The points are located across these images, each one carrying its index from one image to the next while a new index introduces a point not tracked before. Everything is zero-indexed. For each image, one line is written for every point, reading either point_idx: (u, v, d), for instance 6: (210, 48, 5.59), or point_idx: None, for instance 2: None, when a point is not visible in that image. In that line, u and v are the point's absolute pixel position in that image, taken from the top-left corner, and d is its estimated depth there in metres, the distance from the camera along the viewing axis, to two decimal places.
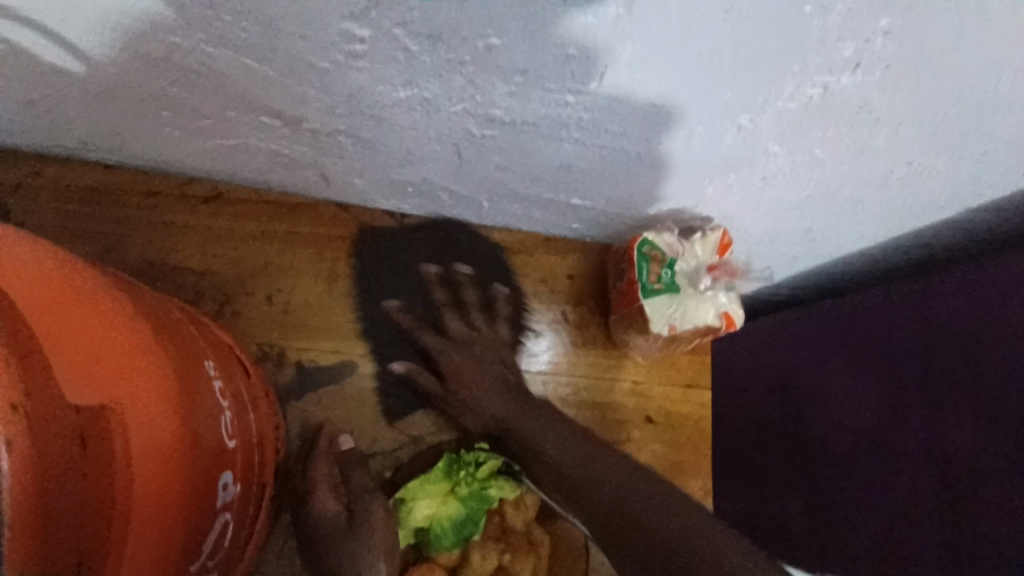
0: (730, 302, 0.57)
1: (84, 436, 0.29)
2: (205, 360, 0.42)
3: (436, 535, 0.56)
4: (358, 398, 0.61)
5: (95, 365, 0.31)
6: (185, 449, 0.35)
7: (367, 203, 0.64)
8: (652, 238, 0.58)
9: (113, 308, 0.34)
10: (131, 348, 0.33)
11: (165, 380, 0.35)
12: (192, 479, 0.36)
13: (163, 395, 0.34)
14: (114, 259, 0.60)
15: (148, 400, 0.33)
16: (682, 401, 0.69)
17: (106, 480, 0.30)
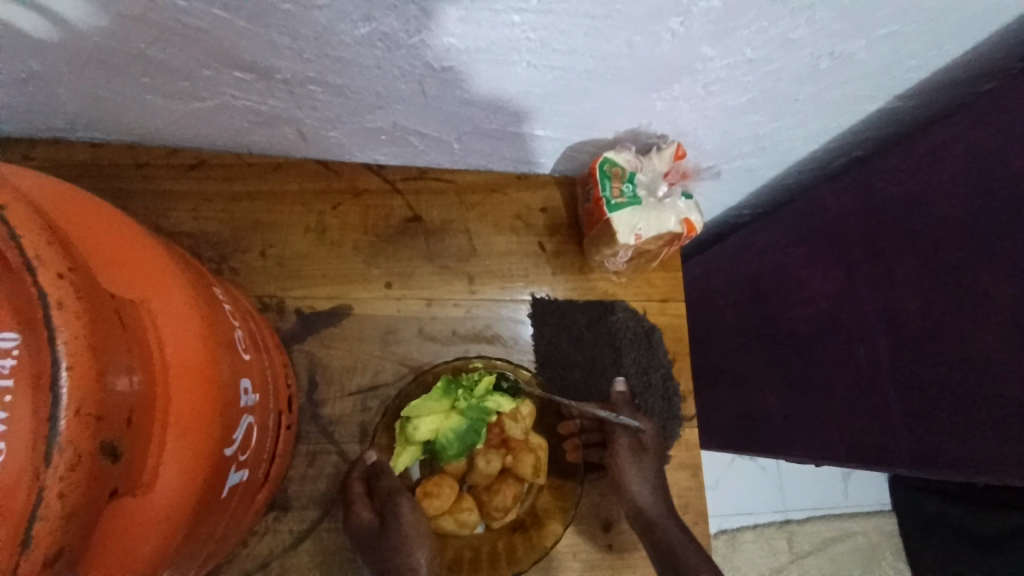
0: (689, 209, 0.62)
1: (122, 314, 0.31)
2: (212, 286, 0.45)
3: (442, 446, 0.59)
4: (358, 336, 0.65)
5: (120, 262, 0.33)
6: (214, 345, 0.37)
7: (345, 156, 0.68)
8: (612, 157, 0.62)
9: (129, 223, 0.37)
10: (151, 253, 0.36)
11: (187, 284, 0.37)
12: (225, 373, 0.38)
13: (187, 294, 0.37)
14: None
15: (176, 296, 0.36)
16: (660, 313, 0.74)
17: (149, 359, 0.32)
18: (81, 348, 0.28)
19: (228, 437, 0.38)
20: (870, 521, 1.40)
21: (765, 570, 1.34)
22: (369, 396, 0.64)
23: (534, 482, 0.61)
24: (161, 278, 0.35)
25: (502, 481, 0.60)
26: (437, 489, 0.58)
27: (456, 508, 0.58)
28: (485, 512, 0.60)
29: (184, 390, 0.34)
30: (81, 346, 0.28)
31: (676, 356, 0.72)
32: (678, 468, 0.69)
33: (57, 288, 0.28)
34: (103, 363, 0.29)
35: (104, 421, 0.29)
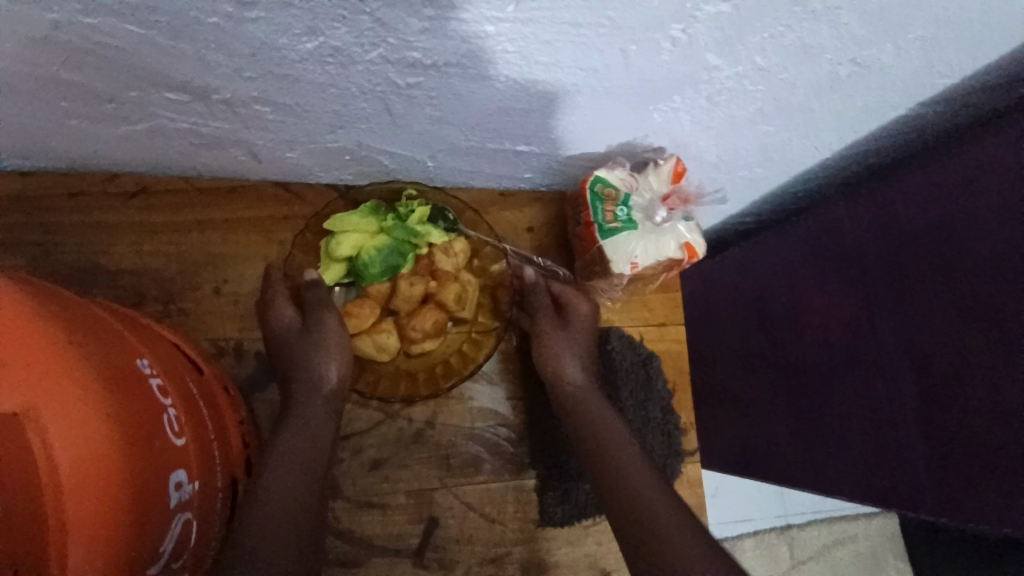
0: (690, 233, 0.56)
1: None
2: (144, 358, 0.38)
3: (363, 263, 0.56)
4: None
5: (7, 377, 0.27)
6: (133, 459, 0.32)
7: (307, 178, 0.61)
8: (603, 175, 0.56)
9: (26, 313, 0.30)
10: (53, 355, 0.29)
11: (101, 387, 0.31)
12: (147, 488, 0.33)
13: (99, 403, 0.30)
14: (45, 269, 0.57)
15: (83, 411, 0.29)
16: (659, 339, 0.68)
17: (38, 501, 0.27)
18: None
19: (147, 557, 0.33)
20: (872, 524, 1.37)
21: None
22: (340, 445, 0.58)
23: (457, 313, 0.59)
24: (64, 391, 0.29)
25: (422, 307, 0.57)
26: (356, 309, 0.57)
27: (375, 330, 0.57)
28: (403, 336, 0.57)
29: (89, 529, 0.29)
30: None
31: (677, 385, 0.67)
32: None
33: None
34: None
35: None
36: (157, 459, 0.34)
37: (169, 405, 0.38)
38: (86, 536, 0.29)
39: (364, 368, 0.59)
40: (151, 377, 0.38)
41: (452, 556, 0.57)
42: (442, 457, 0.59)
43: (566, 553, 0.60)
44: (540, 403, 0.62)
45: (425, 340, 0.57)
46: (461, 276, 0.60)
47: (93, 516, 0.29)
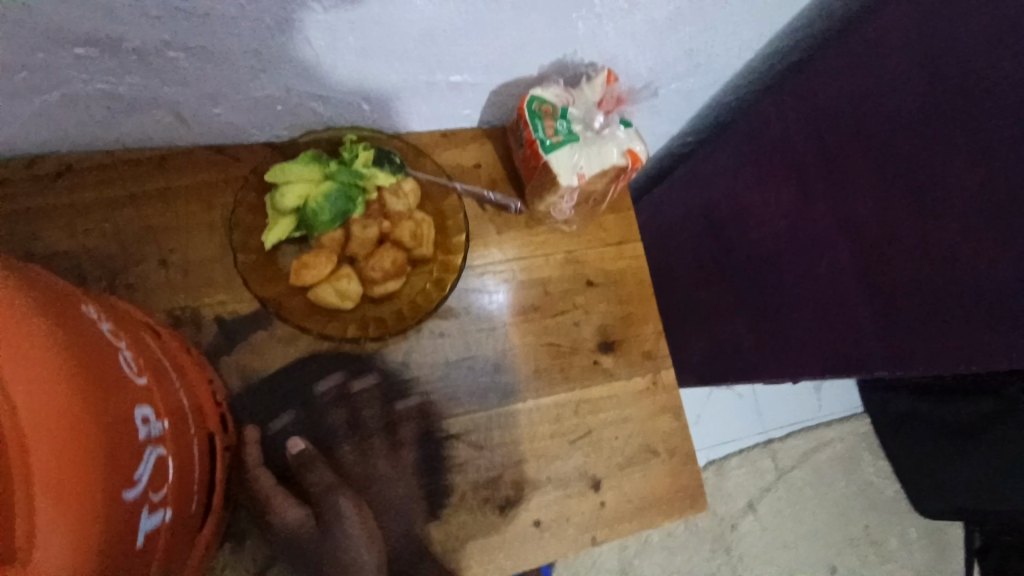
0: (631, 139, 0.57)
1: None
2: (89, 304, 0.38)
3: (312, 211, 0.55)
4: (291, 336, 0.57)
5: None
6: (85, 374, 0.31)
7: (242, 137, 0.59)
8: (539, 93, 0.56)
9: None
10: None
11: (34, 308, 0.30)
12: (105, 407, 0.32)
13: (33, 321, 0.30)
14: None
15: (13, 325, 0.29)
16: (617, 258, 0.70)
17: None
18: None
19: (121, 479, 0.32)
20: (845, 426, 1.45)
21: (753, 491, 1.37)
22: (315, 399, 0.57)
23: (415, 250, 0.59)
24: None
25: (379, 247, 0.57)
26: (311, 258, 0.56)
27: (334, 277, 0.56)
28: (364, 279, 0.57)
29: (38, 437, 0.28)
30: None
31: (640, 297, 0.69)
32: (658, 411, 0.66)
33: None
34: None
35: None
36: (112, 386, 0.33)
37: (122, 346, 0.38)
38: (38, 445, 0.28)
39: (327, 317, 0.58)
40: (98, 320, 0.37)
41: (443, 486, 0.58)
42: (419, 395, 0.60)
43: (556, 467, 0.62)
44: (506, 375, 0.63)
45: (387, 279, 0.58)
46: (414, 215, 0.60)
47: (46, 430, 0.28)
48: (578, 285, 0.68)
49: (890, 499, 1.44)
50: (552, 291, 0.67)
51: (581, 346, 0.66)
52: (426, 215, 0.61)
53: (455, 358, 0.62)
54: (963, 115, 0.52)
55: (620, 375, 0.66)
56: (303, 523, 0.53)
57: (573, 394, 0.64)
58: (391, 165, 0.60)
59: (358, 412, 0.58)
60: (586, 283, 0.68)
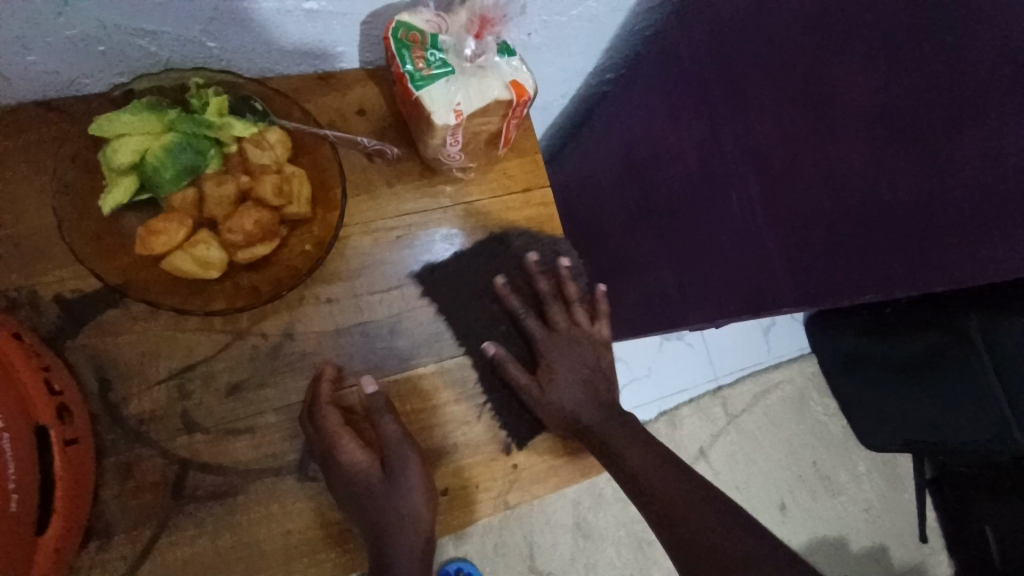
0: (514, 69, 0.51)
1: None
2: None
3: (152, 167, 0.49)
4: (149, 312, 0.51)
5: None
6: None
7: (72, 88, 0.52)
8: (406, 19, 0.49)
9: None
10: None
11: None
12: None
13: None
14: None
15: None
16: (525, 207, 0.64)
17: None
18: None
19: None
20: (794, 368, 1.47)
21: (707, 438, 1.38)
22: (185, 380, 0.51)
23: (286, 208, 0.53)
24: None
25: (240, 207, 0.51)
26: (158, 223, 0.49)
27: (189, 244, 0.50)
28: (226, 243, 0.51)
29: None
30: None
31: (552, 249, 0.64)
32: (589, 358, 0.63)
33: None
34: None
35: None
36: None
37: None
38: None
39: (188, 289, 0.51)
40: None
41: None
42: (307, 368, 0.55)
43: (467, 432, 0.58)
44: (409, 342, 0.58)
45: (254, 242, 0.51)
46: (283, 169, 0.53)
47: None
48: (483, 238, 0.63)
49: (840, 436, 1.48)
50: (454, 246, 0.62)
51: (489, 304, 0.62)
52: (298, 167, 0.55)
53: (454, 321, 0.60)
54: (868, 19, 0.49)
55: (533, 333, 0.62)
56: (369, 469, 0.53)
57: (481, 356, 0.60)
58: (250, 113, 0.53)
59: (238, 392, 0.53)
60: (492, 236, 0.63)
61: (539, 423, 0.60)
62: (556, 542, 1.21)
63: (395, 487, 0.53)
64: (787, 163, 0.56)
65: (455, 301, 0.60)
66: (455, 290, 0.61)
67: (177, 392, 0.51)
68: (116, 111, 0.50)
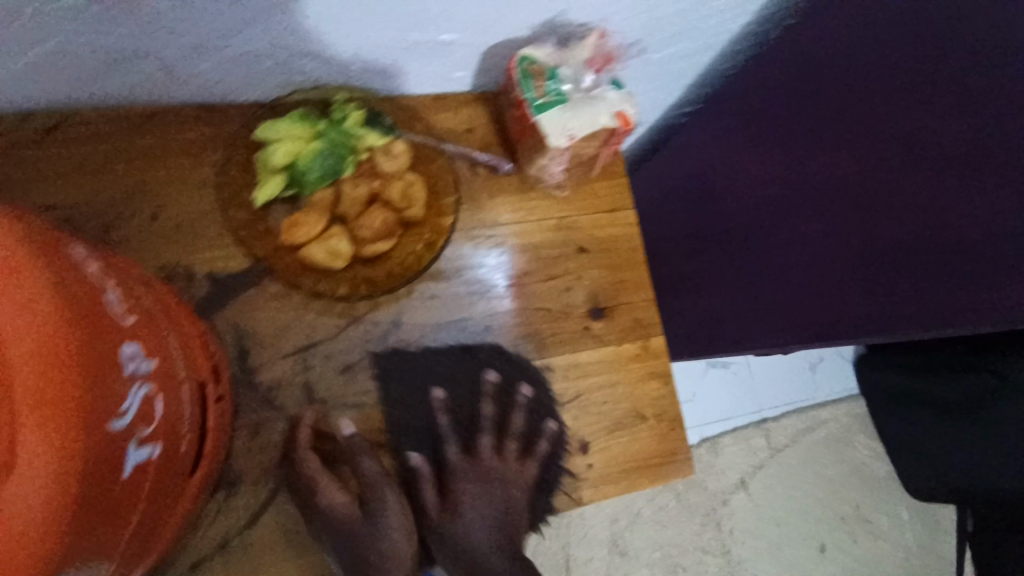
0: (622, 100, 0.57)
1: None
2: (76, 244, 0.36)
3: (302, 169, 0.56)
4: (283, 293, 0.58)
5: None
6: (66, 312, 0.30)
7: (232, 95, 0.59)
8: (530, 53, 0.56)
9: None
10: None
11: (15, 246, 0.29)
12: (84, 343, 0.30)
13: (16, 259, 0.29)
14: None
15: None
16: (609, 224, 0.70)
17: None
18: None
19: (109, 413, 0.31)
20: (839, 407, 1.46)
21: (747, 469, 1.38)
22: (307, 355, 0.58)
23: (407, 210, 0.59)
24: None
25: (369, 207, 0.58)
26: (302, 216, 0.56)
27: (324, 237, 0.57)
28: (355, 238, 0.57)
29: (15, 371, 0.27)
30: None
31: (631, 265, 0.69)
32: (602, 400, 0.65)
33: None
34: None
35: None
36: (97, 326, 0.32)
37: (108, 286, 0.37)
38: None
39: (318, 276, 0.58)
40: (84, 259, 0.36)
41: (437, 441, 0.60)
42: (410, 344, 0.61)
43: (546, 426, 0.63)
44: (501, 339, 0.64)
45: (378, 239, 0.58)
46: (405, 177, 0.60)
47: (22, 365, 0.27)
48: (570, 250, 0.68)
49: (884, 478, 1.46)
50: (544, 255, 0.67)
51: (572, 311, 0.67)
52: (417, 175, 0.61)
53: (541, 323, 0.65)
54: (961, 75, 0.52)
55: (610, 341, 0.67)
56: (346, 509, 0.55)
57: (562, 359, 0.65)
58: (382, 126, 0.60)
59: (351, 370, 0.59)
60: (577, 249, 0.68)
61: (530, 471, 0.62)
62: (592, 555, 1.23)
63: (374, 524, 0.55)
64: (867, 203, 0.59)
65: (544, 307, 0.66)
66: (544, 295, 0.66)
67: (300, 365, 0.58)
68: (273, 118, 0.57)
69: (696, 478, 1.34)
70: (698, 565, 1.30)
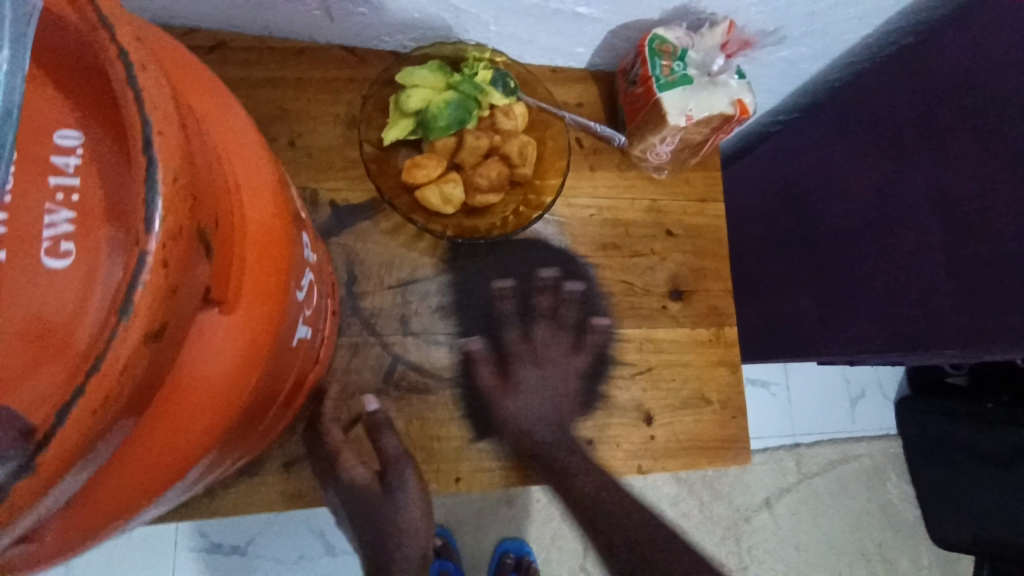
0: (741, 90, 0.59)
1: (201, 153, 0.26)
2: None
3: (432, 115, 0.59)
4: (395, 230, 0.62)
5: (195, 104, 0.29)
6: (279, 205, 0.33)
7: (373, 42, 0.64)
8: (662, 33, 0.58)
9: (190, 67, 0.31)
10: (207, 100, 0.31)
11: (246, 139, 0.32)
12: (287, 234, 0.34)
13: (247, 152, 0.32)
14: None
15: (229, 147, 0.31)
16: (699, 214, 0.72)
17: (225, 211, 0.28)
18: (190, 187, 0.24)
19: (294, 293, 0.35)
20: (872, 444, 1.46)
21: (773, 490, 1.37)
22: (407, 290, 0.62)
23: (519, 168, 0.63)
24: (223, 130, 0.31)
25: (486, 160, 0.61)
26: (425, 159, 0.59)
27: (442, 181, 0.60)
28: (469, 187, 0.61)
29: (251, 250, 0.30)
30: (190, 186, 0.24)
31: (716, 255, 0.71)
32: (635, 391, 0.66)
33: (165, 118, 0.23)
34: (197, 199, 0.24)
35: (199, 254, 0.24)
36: (291, 218, 0.36)
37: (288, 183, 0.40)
38: (249, 257, 0.30)
39: (429, 218, 0.61)
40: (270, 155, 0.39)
41: (513, 391, 0.63)
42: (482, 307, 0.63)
43: (615, 395, 0.65)
44: (584, 305, 0.66)
45: (491, 190, 0.61)
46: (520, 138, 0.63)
47: (257, 244, 0.30)
48: (658, 232, 0.70)
49: (909, 522, 1.45)
50: (633, 232, 0.69)
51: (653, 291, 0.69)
52: (531, 138, 0.64)
53: (625, 293, 0.68)
54: None
55: (685, 323, 0.69)
56: (368, 482, 0.57)
57: (640, 332, 0.67)
58: (506, 87, 0.63)
59: (445, 311, 0.62)
60: (666, 233, 0.70)
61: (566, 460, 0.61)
62: None
63: (393, 499, 0.57)
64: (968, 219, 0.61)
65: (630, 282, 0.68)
66: (631, 271, 0.68)
67: (400, 298, 0.61)
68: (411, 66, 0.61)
69: (722, 490, 1.34)
70: None
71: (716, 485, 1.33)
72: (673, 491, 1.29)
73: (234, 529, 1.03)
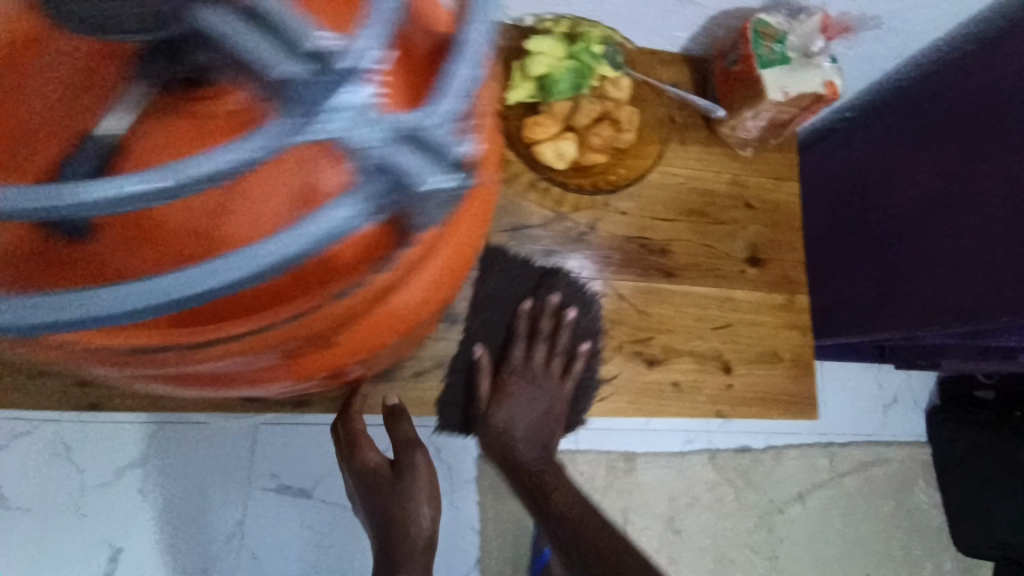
0: (833, 74, 0.66)
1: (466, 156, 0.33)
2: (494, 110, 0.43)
3: (553, 80, 0.66)
4: (510, 180, 0.69)
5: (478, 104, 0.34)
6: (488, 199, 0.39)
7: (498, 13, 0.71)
8: (764, 19, 0.66)
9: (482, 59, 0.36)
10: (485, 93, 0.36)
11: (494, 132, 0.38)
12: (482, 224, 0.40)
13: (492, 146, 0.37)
14: None
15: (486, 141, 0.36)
16: (777, 190, 0.78)
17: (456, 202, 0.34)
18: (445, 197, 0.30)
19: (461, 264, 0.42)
20: (903, 449, 1.49)
21: (806, 484, 1.41)
22: (518, 233, 0.69)
23: (624, 133, 0.70)
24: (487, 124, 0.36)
25: (598, 122, 0.68)
26: (545, 117, 0.67)
27: (558, 138, 0.67)
28: (582, 145, 0.68)
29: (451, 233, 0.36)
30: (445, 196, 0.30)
31: (791, 228, 0.77)
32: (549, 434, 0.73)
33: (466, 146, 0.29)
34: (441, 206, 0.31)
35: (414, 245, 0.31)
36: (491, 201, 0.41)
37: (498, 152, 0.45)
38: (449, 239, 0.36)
39: (543, 171, 0.69)
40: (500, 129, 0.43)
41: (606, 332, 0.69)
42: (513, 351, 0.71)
43: (697, 345, 0.71)
44: (671, 263, 0.73)
45: (600, 149, 0.69)
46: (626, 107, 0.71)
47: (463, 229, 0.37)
48: (740, 204, 0.76)
49: (932, 526, 1.50)
50: (717, 202, 0.76)
51: (734, 256, 0.75)
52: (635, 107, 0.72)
53: (709, 255, 0.74)
54: None
55: (761, 288, 0.75)
56: (378, 468, 0.72)
57: (721, 293, 0.73)
58: (616, 60, 0.70)
59: (551, 255, 0.70)
60: (746, 205, 0.76)
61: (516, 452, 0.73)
62: (647, 525, 1.30)
63: (401, 485, 0.74)
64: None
65: (712, 247, 0.74)
66: (715, 238, 0.75)
67: (512, 240, 0.69)
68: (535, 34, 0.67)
69: (758, 479, 1.37)
70: (744, 560, 1.36)
71: (751, 474, 1.37)
72: (710, 475, 1.33)
73: (304, 473, 1.11)
